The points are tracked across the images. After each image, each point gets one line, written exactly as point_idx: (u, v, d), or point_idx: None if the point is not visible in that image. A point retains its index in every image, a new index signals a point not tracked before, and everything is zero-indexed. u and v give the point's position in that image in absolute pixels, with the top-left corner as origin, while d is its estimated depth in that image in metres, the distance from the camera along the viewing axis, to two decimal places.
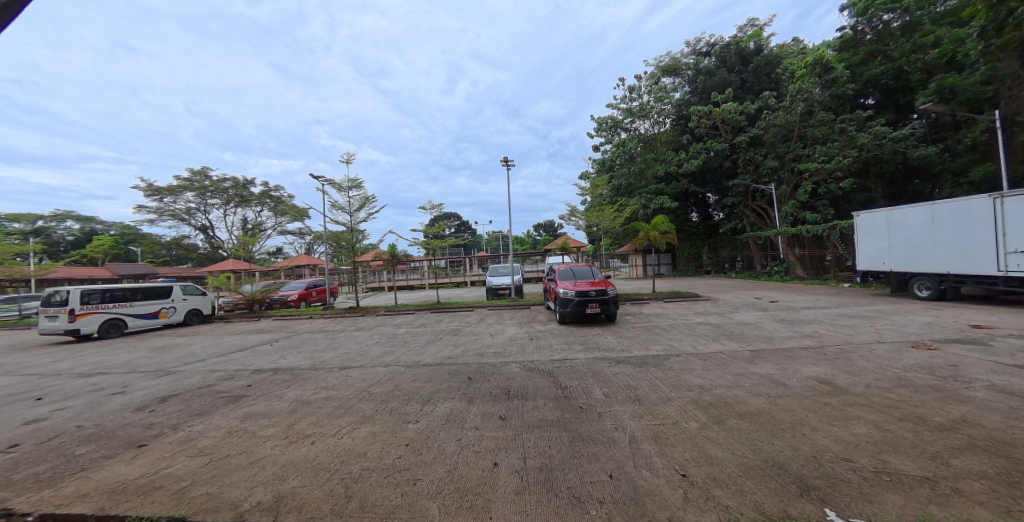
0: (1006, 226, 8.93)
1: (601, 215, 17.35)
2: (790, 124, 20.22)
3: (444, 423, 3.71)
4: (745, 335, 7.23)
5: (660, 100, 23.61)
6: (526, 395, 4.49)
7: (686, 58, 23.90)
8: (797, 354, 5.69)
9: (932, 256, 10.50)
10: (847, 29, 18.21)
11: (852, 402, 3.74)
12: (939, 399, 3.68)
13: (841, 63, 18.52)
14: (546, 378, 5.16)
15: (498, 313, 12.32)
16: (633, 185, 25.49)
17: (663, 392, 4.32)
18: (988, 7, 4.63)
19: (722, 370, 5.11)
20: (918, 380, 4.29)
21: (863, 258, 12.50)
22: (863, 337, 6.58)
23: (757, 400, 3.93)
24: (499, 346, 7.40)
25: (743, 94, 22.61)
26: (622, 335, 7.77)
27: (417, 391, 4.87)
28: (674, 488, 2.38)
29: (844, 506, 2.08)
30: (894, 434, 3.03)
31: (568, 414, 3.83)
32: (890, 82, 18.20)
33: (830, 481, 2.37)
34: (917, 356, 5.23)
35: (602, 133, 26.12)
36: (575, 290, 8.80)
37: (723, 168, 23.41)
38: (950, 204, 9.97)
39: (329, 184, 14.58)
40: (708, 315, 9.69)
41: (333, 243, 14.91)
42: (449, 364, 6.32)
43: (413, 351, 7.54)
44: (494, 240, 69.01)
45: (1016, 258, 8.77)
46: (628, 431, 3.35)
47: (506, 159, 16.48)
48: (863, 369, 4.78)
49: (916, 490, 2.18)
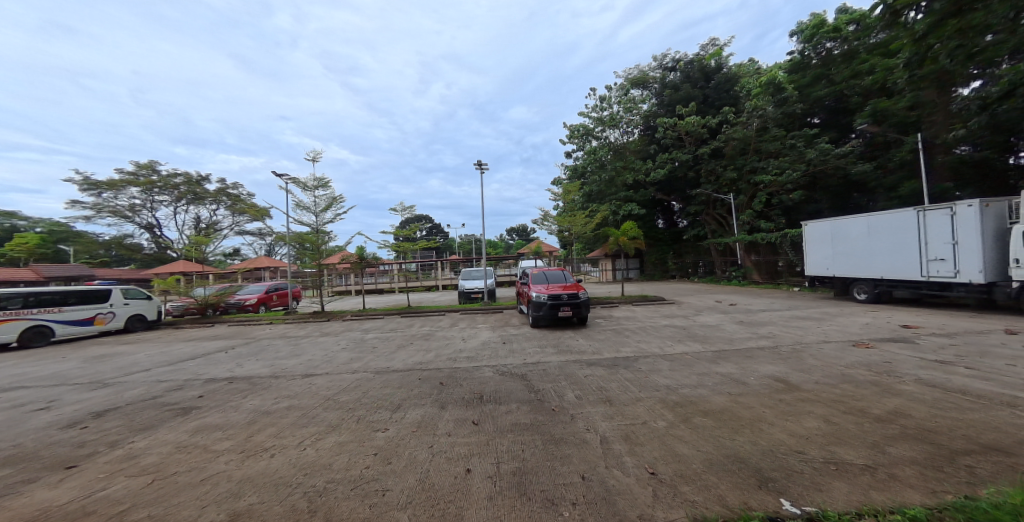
0: (928, 236, 10.00)
1: (573, 220, 17.65)
2: (748, 139, 21.63)
3: (415, 431, 3.61)
4: (708, 336, 7.62)
5: (629, 110, 24.83)
6: (499, 399, 4.47)
7: (653, 71, 25.20)
8: (755, 354, 6.06)
9: (869, 263, 11.54)
10: (796, 53, 19.82)
11: (804, 398, 4.02)
12: (877, 393, 4.05)
13: (791, 84, 20.04)
14: (520, 381, 5.16)
15: (471, 317, 12.15)
16: (604, 191, 26.46)
17: (633, 393, 4.44)
18: (913, 41, 5.29)
19: (688, 370, 5.34)
20: (859, 375, 4.70)
21: (812, 264, 13.57)
22: (812, 337, 7.11)
23: (720, 398, 4.14)
24: (471, 351, 7.30)
25: (705, 109, 23.75)
26: (594, 338, 7.90)
27: (386, 399, 4.70)
28: (644, 486, 2.45)
29: (798, 496, 2.24)
30: (840, 426, 3.29)
31: (541, 417, 3.85)
32: (834, 103, 19.85)
33: (785, 472, 2.54)
34: (859, 354, 5.72)
35: (574, 140, 27.15)
36: (548, 293, 8.91)
37: (687, 178, 24.60)
38: (883, 216, 11.04)
39: (294, 182, 13.98)
40: (674, 318, 10.11)
41: (297, 244, 14.27)
42: (421, 369, 6.18)
43: (383, 357, 7.28)
44: (468, 243, 68.62)
45: (937, 265, 9.83)
46: (600, 432, 3.41)
47: (479, 162, 16.27)
48: (812, 367, 5.17)
49: (860, 477, 2.41)
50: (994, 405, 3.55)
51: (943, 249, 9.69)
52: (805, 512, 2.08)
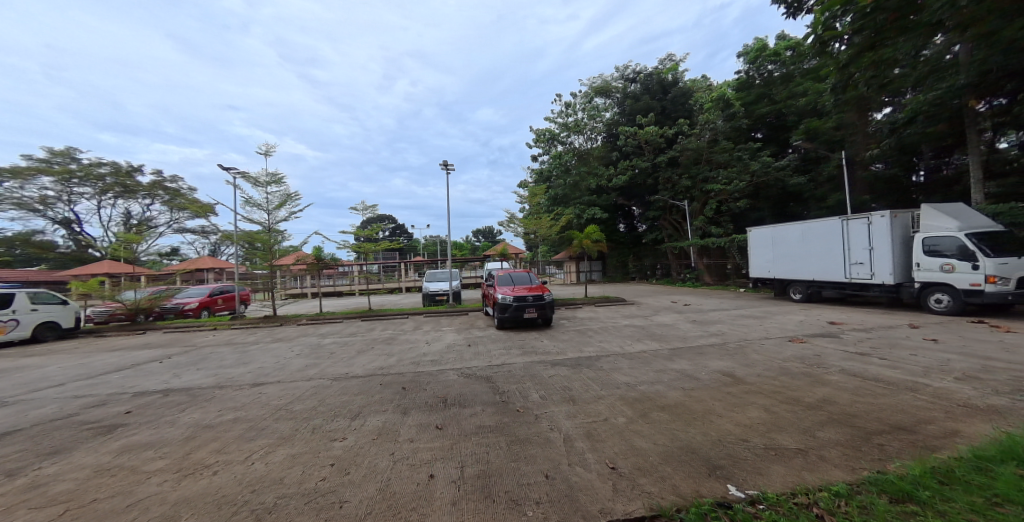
0: (850, 243, 11.23)
1: (539, 222, 17.89)
2: (700, 150, 22.82)
3: (376, 438, 3.48)
4: (665, 335, 8.04)
5: (593, 118, 25.79)
6: (464, 402, 4.42)
7: (616, 81, 26.26)
8: (706, 351, 6.48)
9: (803, 266, 12.76)
10: (742, 73, 21.84)
11: (748, 390, 4.36)
12: (809, 383, 4.48)
13: (739, 101, 21.90)
14: (485, 383, 5.14)
15: (436, 320, 11.92)
16: (569, 195, 27.24)
17: (595, 391, 4.58)
18: (838, 69, 5.99)
19: (646, 367, 5.60)
20: (795, 368, 5.18)
21: (756, 267, 14.76)
22: (756, 334, 7.73)
23: (675, 393, 4.37)
24: (436, 354, 7.17)
25: (663, 120, 25.09)
26: (558, 339, 8.05)
27: (345, 406, 4.49)
28: (604, 481, 2.55)
29: (743, 482, 2.44)
30: (778, 414, 3.61)
31: (506, 418, 3.87)
32: (775, 120, 21.85)
33: (731, 460, 2.76)
34: (794, 349, 6.31)
35: (540, 145, 27.95)
36: (514, 295, 8.98)
37: (647, 185, 25.82)
38: (814, 224, 12.27)
39: (243, 177, 13.01)
40: (634, 318, 10.57)
41: (247, 243, 13.28)
42: (382, 374, 5.96)
43: (341, 363, 6.94)
44: (433, 245, 67.32)
45: (857, 268, 11.08)
46: (563, 430, 3.48)
47: (445, 163, 15.94)
48: (755, 361, 5.62)
49: (794, 461, 2.67)
50: (902, 390, 4.06)
51: (862, 254, 10.93)
52: (748, 496, 2.29)
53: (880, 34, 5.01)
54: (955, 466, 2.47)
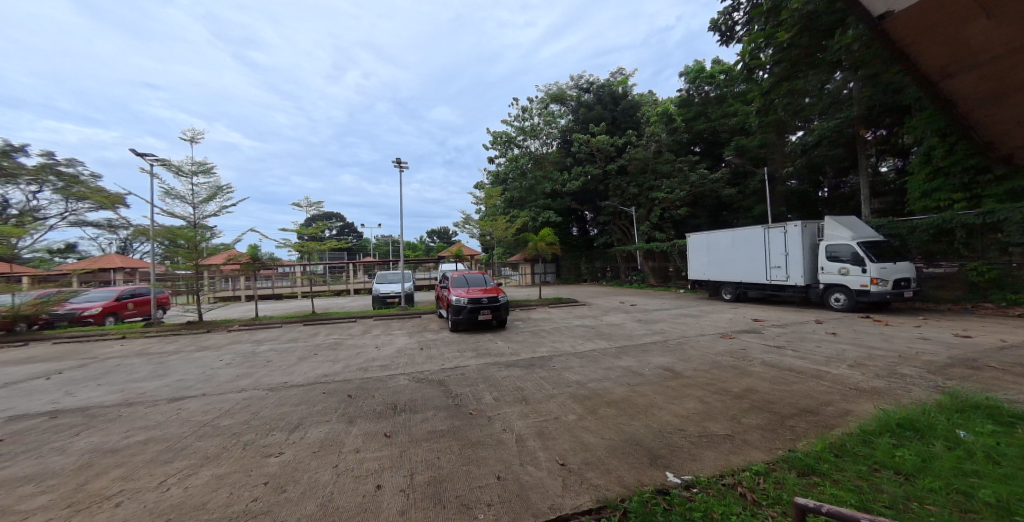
0: (771, 249, 12.64)
1: (494, 224, 17.91)
2: (646, 160, 24.08)
3: (317, 451, 3.24)
4: (613, 334, 8.45)
5: (548, 123, 26.51)
6: (414, 408, 4.28)
7: (571, 90, 27.25)
8: (649, 348, 6.93)
9: (732, 269, 14.11)
10: (684, 91, 23.74)
11: (686, 383, 4.73)
12: (737, 374, 4.96)
13: (680, 117, 23.77)
14: (437, 387, 5.02)
15: (387, 323, 11.43)
16: (524, 198, 27.69)
17: (547, 390, 4.68)
18: (761, 93, 6.82)
19: (595, 365, 5.85)
20: (725, 361, 5.71)
21: (693, 269, 16.02)
22: (693, 331, 8.41)
23: (621, 389, 4.61)
24: (386, 359, 6.86)
25: (614, 129, 26.39)
26: (512, 340, 8.12)
27: (283, 418, 4.14)
28: (554, 477, 2.62)
29: (679, 469, 2.66)
30: (710, 404, 3.95)
31: (458, 421, 3.81)
32: (711, 137, 24.03)
33: (670, 448, 2.97)
34: (725, 344, 6.96)
35: (496, 147, 28.13)
36: (468, 297, 8.91)
37: (598, 191, 26.98)
38: (742, 231, 13.63)
39: (163, 164, 11.51)
40: (585, 318, 10.98)
41: (165, 240, 11.74)
42: (326, 382, 5.58)
43: (279, 371, 6.38)
44: (385, 245, 64.58)
45: (776, 271, 12.50)
46: (515, 430, 3.51)
47: (398, 160, 15.24)
48: (692, 356, 6.11)
49: (722, 446, 2.95)
50: (810, 378, 4.64)
51: (780, 259, 12.37)
52: (683, 481, 2.50)
53: (795, 66, 5.78)
54: (847, 441, 2.90)
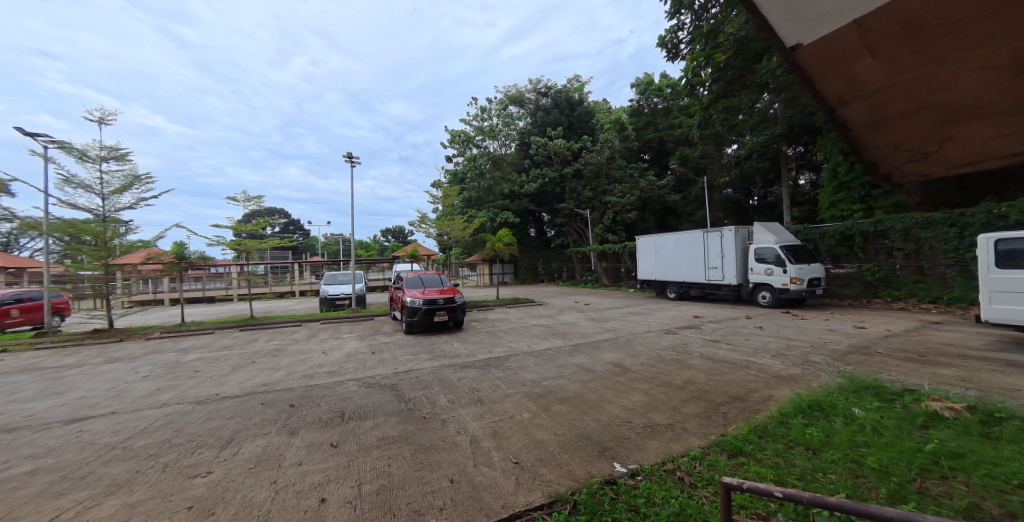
0: (709, 251, 13.78)
1: (452, 224, 17.66)
2: (600, 165, 25.08)
3: (252, 467, 2.97)
4: (568, 332, 8.71)
5: (507, 125, 26.75)
6: (364, 415, 4.09)
7: (529, 93, 27.65)
8: (601, 345, 7.23)
9: (676, 269, 15.17)
10: (634, 102, 25.12)
11: (633, 377, 5.00)
12: (678, 367, 5.34)
13: (631, 125, 25.12)
14: (389, 392, 4.83)
15: (335, 327, 10.77)
16: (483, 198, 27.66)
17: (503, 390, 4.70)
18: (701, 107, 7.46)
19: (550, 363, 5.98)
20: (669, 356, 6.13)
21: (642, 270, 16.97)
22: (641, 328, 8.90)
23: (574, 386, 4.76)
24: (333, 365, 6.47)
25: (570, 134, 27.16)
26: (469, 341, 8.06)
27: (212, 434, 3.74)
28: (508, 476, 2.64)
29: (625, 459, 2.80)
30: (654, 396, 4.22)
31: (411, 426, 3.70)
32: (658, 146, 25.66)
33: (617, 440, 3.13)
34: (668, 340, 7.46)
35: (454, 146, 27.83)
36: (423, 298, 8.69)
37: (555, 193, 27.61)
38: (685, 234, 14.70)
39: (63, 147, 9.91)
40: (541, 318, 11.20)
41: (65, 236, 10.11)
42: (265, 392, 5.14)
43: (209, 382, 5.77)
44: (335, 244, 60.95)
45: (713, 271, 13.65)
46: (470, 432, 3.48)
47: (350, 155, 14.46)
48: (640, 352, 6.48)
49: (663, 435, 3.16)
50: (740, 368, 5.13)
51: (717, 260, 13.52)
52: (629, 470, 2.65)
53: (729, 84, 6.40)
54: (768, 423, 3.25)
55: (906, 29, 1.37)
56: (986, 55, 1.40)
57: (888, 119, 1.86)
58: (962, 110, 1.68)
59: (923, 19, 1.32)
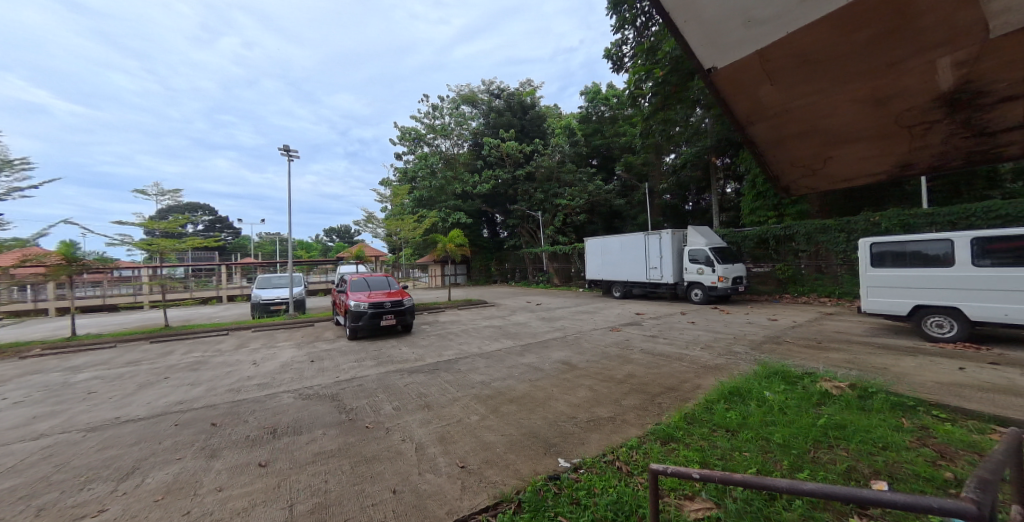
0: (649, 252, 14.77)
1: (401, 224, 17.06)
2: (551, 168, 25.74)
3: (160, 499, 2.62)
4: (518, 332, 8.83)
5: (459, 124, 26.49)
6: (299, 429, 3.79)
7: (482, 94, 27.58)
8: (550, 344, 7.43)
9: (620, 270, 16.05)
10: (583, 110, 26.17)
11: (579, 374, 5.19)
12: (621, 362, 5.66)
13: (581, 132, 26.12)
14: (329, 403, 4.52)
15: (268, 335, 9.87)
16: (434, 198, 27.16)
17: (451, 394, 4.63)
18: (642, 117, 7.99)
19: (500, 364, 6.01)
20: (612, 352, 6.46)
21: (590, 270, 17.73)
22: (588, 326, 9.29)
23: (523, 385, 4.83)
24: (266, 376, 5.93)
25: (523, 137, 27.52)
26: (417, 345, 7.83)
27: (108, 464, 3.23)
28: (453, 481, 2.61)
29: (568, 454, 2.91)
30: (598, 391, 4.42)
31: (352, 438, 3.50)
32: (605, 152, 27.01)
33: (562, 436, 3.23)
34: (612, 336, 7.88)
35: (405, 143, 27.04)
36: (369, 301, 8.28)
37: (508, 195, 27.83)
38: (628, 237, 15.60)
39: None
40: (493, 319, 11.24)
41: None
42: (181, 411, 4.55)
43: (107, 404, 4.98)
44: (270, 244, 55.86)
45: (653, 272, 14.65)
46: (416, 439, 3.37)
47: (288, 147, 13.21)
48: (586, 349, 6.76)
49: (604, 428, 3.34)
50: (673, 360, 5.57)
51: (656, 261, 14.55)
52: (572, 464, 2.75)
53: (667, 98, 6.90)
54: (696, 409, 3.57)
55: (799, 58, 1.57)
56: (855, 89, 1.67)
57: (787, 139, 2.12)
58: (840, 134, 1.97)
59: (810, 54, 1.53)
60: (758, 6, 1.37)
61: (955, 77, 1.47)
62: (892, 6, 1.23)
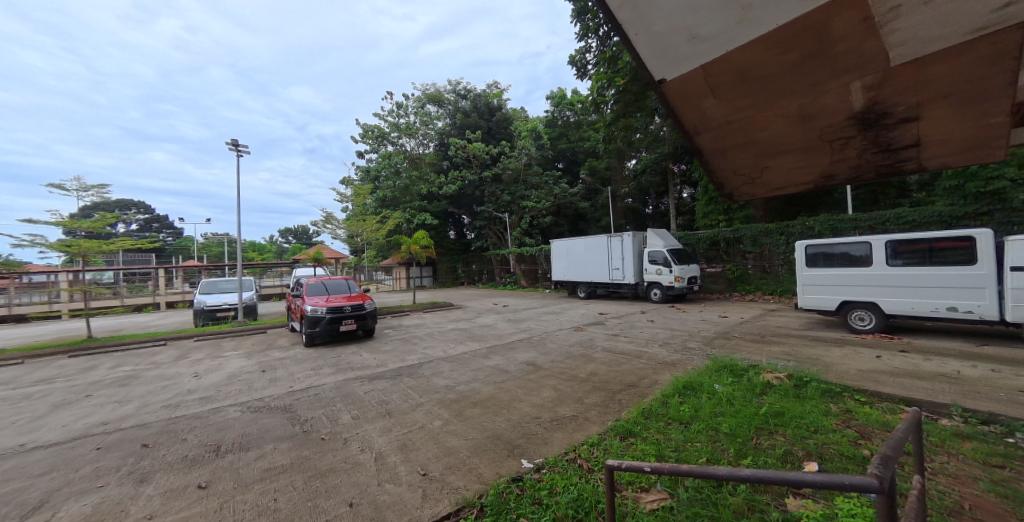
0: (612, 254, 15.29)
1: (363, 225, 16.41)
2: (518, 171, 25.91)
3: None
4: (484, 335, 8.78)
5: (425, 124, 26.01)
6: (246, 445, 3.52)
7: (448, 94, 27.27)
8: (516, 346, 7.46)
9: (585, 271, 16.47)
10: (549, 114, 26.62)
11: (544, 375, 5.25)
12: (584, 362, 5.80)
13: (547, 135, 26.54)
14: (281, 415, 4.25)
15: (213, 344, 9.10)
16: (399, 198, 26.41)
17: (414, 400, 4.52)
18: (604, 123, 8.27)
19: (465, 367, 5.95)
20: (576, 351, 6.61)
21: (556, 271, 18.02)
22: (553, 327, 9.44)
23: (488, 388, 4.81)
24: (209, 389, 5.47)
25: (490, 139, 27.47)
26: (380, 350, 7.57)
27: (11, 499, 2.82)
28: (414, 490, 2.54)
29: (532, 454, 2.94)
30: (562, 390, 4.50)
31: (306, 451, 3.31)
32: (571, 156, 27.65)
33: (526, 437, 3.26)
34: (576, 336, 8.05)
35: (367, 141, 26.14)
36: (327, 306, 7.89)
37: (474, 196, 27.68)
38: (592, 239, 16.04)
39: None
40: (459, 322, 11.10)
41: None
42: (104, 432, 4.08)
43: (10, 429, 4.35)
44: (217, 246, 51.62)
45: (615, 272, 15.17)
46: (375, 449, 3.25)
47: (236, 143, 12.31)
48: (551, 350, 6.86)
49: (567, 427, 3.40)
50: (633, 358, 5.80)
51: (618, 262, 15.08)
52: (535, 464, 2.78)
53: (627, 106, 7.18)
54: (653, 404, 3.73)
55: (737, 75, 1.69)
56: (786, 105, 1.82)
57: (729, 149, 2.28)
58: (773, 146, 2.16)
59: (746, 71, 1.66)
60: (701, 24, 1.45)
61: (865, 99, 1.66)
62: (814, 30, 1.36)
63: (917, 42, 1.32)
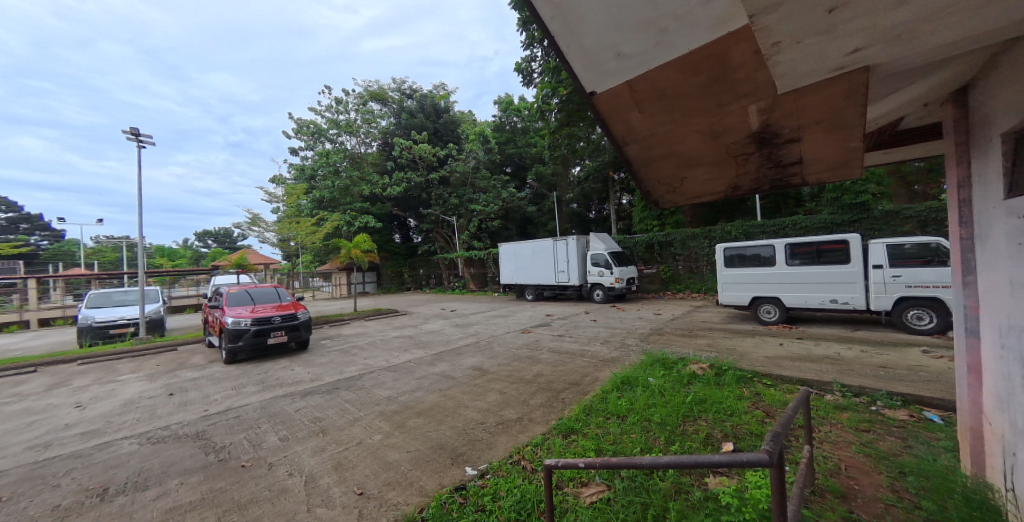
0: (558, 256, 15.79)
1: (296, 227, 15.11)
2: (466, 174, 25.72)
3: None
4: (430, 341, 8.54)
5: (367, 122, 24.80)
6: (143, 484, 3.02)
7: (392, 92, 26.28)
8: (463, 351, 7.35)
9: (532, 274, 16.81)
10: (497, 119, 26.84)
11: (490, 379, 5.24)
12: (530, 363, 5.89)
13: (495, 139, 26.71)
14: (191, 444, 3.72)
15: (102, 367, 7.72)
16: (337, 199, 24.73)
17: (352, 414, 4.23)
18: (548, 130, 8.52)
19: (409, 376, 5.72)
20: (523, 353, 6.69)
21: (504, 275, 18.14)
22: (501, 330, 9.48)
23: (433, 396, 4.68)
24: (96, 421, 4.62)
25: (437, 140, 26.95)
26: (315, 363, 7.00)
27: None
28: (349, 512, 2.37)
29: (476, 461, 2.91)
30: (508, 393, 4.53)
31: (221, 482, 2.93)
32: (518, 161, 28.16)
33: (470, 443, 3.21)
34: (523, 339, 8.16)
35: (302, 137, 24.23)
36: (252, 317, 7.12)
37: (421, 199, 26.96)
38: (539, 242, 16.43)
39: None
40: (404, 329, 10.67)
41: None
42: None
43: None
44: (111, 251, 44.06)
45: (561, 274, 15.69)
46: (306, 472, 2.99)
47: (133, 131, 10.54)
48: (498, 353, 6.88)
49: (511, 429, 3.43)
50: (576, 357, 6.03)
51: (564, 264, 15.62)
52: (479, 470, 2.75)
53: (570, 115, 7.48)
54: (594, 400, 3.90)
55: (657, 92, 1.84)
56: (698, 122, 2.02)
57: (653, 160, 2.48)
58: (690, 159, 2.39)
59: (665, 89, 1.81)
60: (624, 44, 1.54)
61: (760, 121, 1.90)
62: (717, 57, 1.53)
63: (795, 76, 1.55)
